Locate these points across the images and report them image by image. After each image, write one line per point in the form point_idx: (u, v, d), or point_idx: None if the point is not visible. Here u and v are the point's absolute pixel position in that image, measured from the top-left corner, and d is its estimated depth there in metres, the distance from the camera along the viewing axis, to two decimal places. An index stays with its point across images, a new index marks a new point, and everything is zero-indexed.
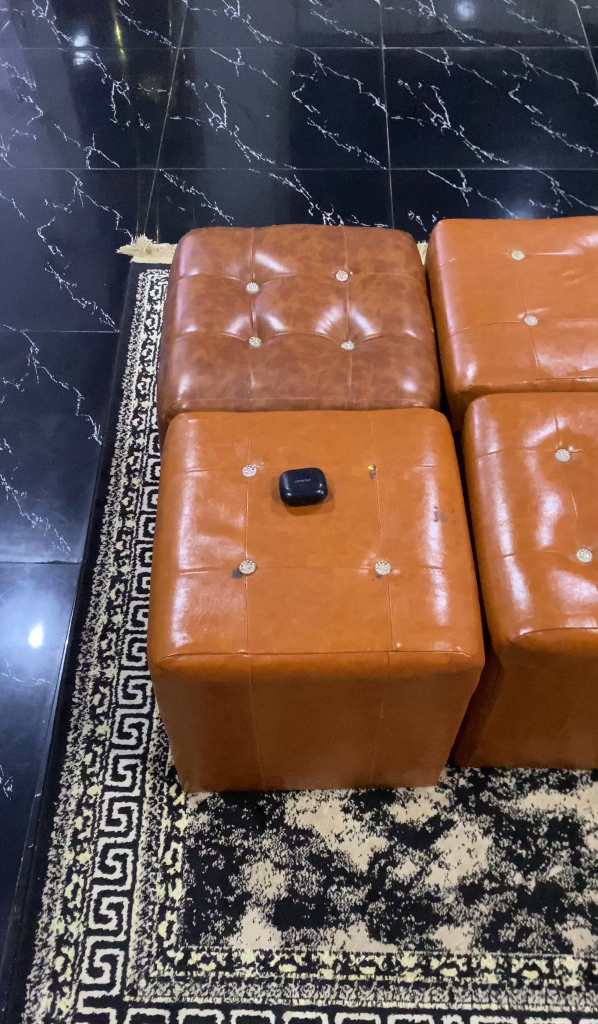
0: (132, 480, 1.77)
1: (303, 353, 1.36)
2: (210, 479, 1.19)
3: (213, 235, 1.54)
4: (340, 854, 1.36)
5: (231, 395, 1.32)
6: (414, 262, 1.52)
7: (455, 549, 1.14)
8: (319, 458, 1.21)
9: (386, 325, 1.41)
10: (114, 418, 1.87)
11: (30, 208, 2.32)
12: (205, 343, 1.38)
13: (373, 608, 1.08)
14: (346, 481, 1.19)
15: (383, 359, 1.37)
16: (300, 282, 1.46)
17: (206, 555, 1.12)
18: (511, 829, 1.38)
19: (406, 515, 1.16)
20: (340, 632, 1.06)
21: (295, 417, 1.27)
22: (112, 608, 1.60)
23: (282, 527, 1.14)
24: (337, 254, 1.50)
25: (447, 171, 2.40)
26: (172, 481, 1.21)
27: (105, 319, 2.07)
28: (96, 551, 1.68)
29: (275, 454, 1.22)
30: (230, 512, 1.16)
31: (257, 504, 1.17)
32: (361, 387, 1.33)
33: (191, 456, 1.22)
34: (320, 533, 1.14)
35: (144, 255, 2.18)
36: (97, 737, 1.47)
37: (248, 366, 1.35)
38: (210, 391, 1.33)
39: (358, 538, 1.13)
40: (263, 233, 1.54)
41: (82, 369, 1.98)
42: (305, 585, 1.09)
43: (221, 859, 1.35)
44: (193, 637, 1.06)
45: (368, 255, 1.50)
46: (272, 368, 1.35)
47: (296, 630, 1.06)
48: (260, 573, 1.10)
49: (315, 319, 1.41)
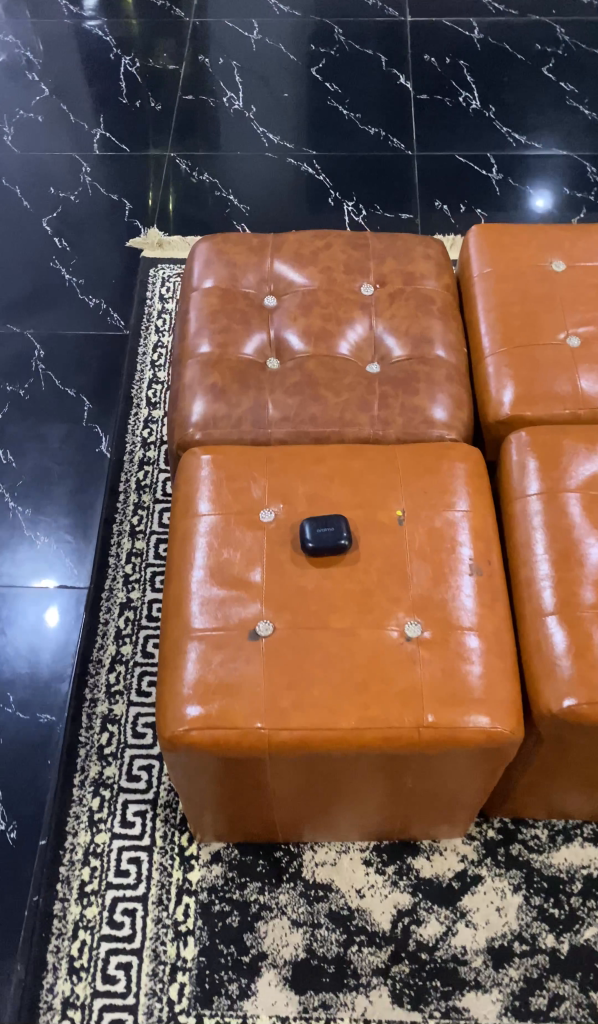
0: (142, 497, 1.68)
1: (325, 377, 1.26)
2: (225, 525, 1.10)
3: (228, 241, 1.42)
4: (361, 912, 1.28)
5: (248, 426, 1.22)
6: (445, 271, 1.40)
7: (492, 604, 1.04)
8: (343, 501, 1.11)
9: (415, 345, 1.30)
10: (123, 428, 1.77)
11: (36, 196, 2.20)
12: (220, 366, 1.27)
13: (402, 677, 0.98)
14: (373, 526, 1.09)
15: (412, 383, 1.25)
16: (322, 297, 1.35)
17: (220, 614, 1.03)
18: (543, 886, 1.30)
19: (438, 567, 1.06)
20: (366, 706, 0.96)
21: (317, 453, 1.17)
22: (121, 638, 1.52)
23: (304, 582, 1.05)
24: (363, 265, 1.38)
25: (477, 155, 2.26)
26: (183, 525, 1.11)
27: (114, 319, 1.96)
28: (105, 574, 1.59)
29: (295, 496, 1.12)
30: (247, 564, 1.07)
31: (275, 554, 1.07)
32: (388, 416, 1.22)
33: (205, 496, 1.13)
34: (345, 589, 1.04)
35: (155, 248, 2.06)
36: (105, 780, 1.39)
37: (265, 392, 1.25)
38: (225, 421, 1.22)
39: (386, 593, 1.04)
40: (283, 240, 1.42)
41: (91, 374, 1.87)
42: (327, 651, 1.00)
43: (235, 915, 1.28)
44: (206, 709, 0.97)
45: (396, 264, 1.38)
46: (292, 394, 1.24)
47: (317, 702, 0.96)
48: (279, 635, 1.01)
49: (338, 339, 1.30)
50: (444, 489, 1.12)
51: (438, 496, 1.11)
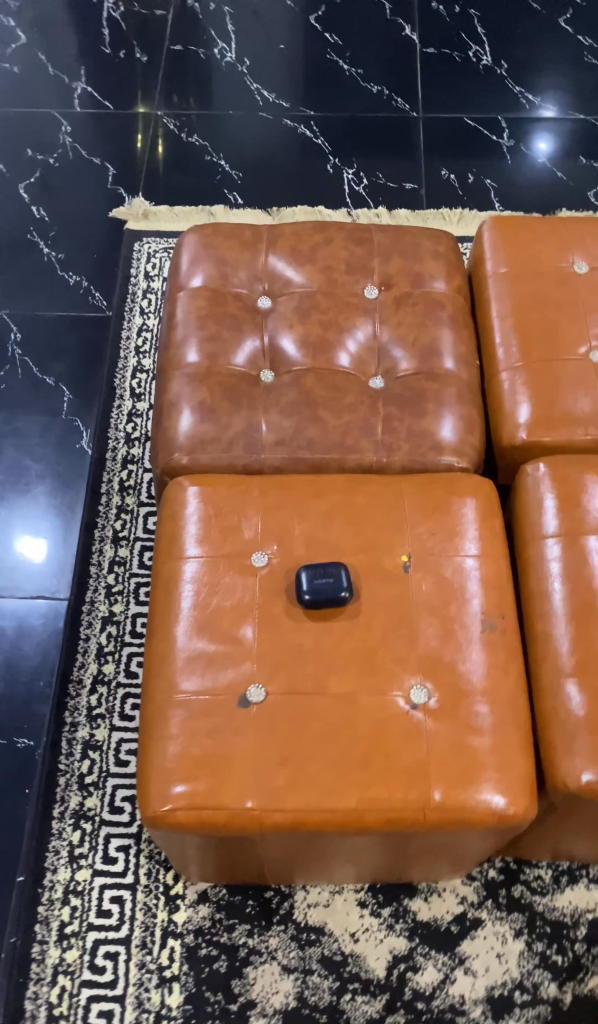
0: (126, 500, 1.57)
1: (324, 395, 1.15)
2: (213, 571, 1.00)
3: (218, 232, 1.29)
4: (355, 957, 1.23)
5: (239, 450, 1.11)
6: (456, 270, 1.28)
7: (505, 666, 0.95)
8: (343, 543, 1.01)
9: (423, 358, 1.18)
10: (105, 422, 1.66)
11: (11, 159, 2.04)
12: (209, 380, 1.16)
13: (406, 753, 0.90)
14: (376, 574, 0.99)
15: (419, 403, 1.15)
16: (322, 300, 1.23)
17: (208, 676, 0.94)
18: (546, 932, 1.24)
19: (446, 622, 0.96)
20: (366, 786, 0.88)
21: (315, 485, 1.07)
22: (103, 656, 1.43)
23: (300, 639, 0.96)
24: (366, 264, 1.26)
25: (486, 118, 2.11)
26: (168, 569, 1.02)
27: (96, 299, 1.83)
28: (85, 586, 1.50)
29: (290, 537, 1.02)
30: (237, 617, 0.97)
31: (268, 606, 0.98)
32: (393, 441, 1.12)
33: (193, 535, 1.03)
34: (345, 648, 0.95)
35: (140, 219, 1.92)
36: (86, 812, 1.32)
37: (258, 411, 1.14)
38: (214, 444, 1.12)
39: (389, 652, 0.95)
40: (279, 233, 1.29)
41: (70, 361, 1.75)
42: (325, 721, 0.91)
43: (223, 960, 1.22)
44: (192, 787, 0.89)
45: (402, 263, 1.26)
46: (288, 414, 1.13)
47: (313, 781, 0.88)
48: (272, 702, 0.92)
49: (338, 351, 1.19)
50: (454, 531, 1.03)
51: (447, 540, 1.02)
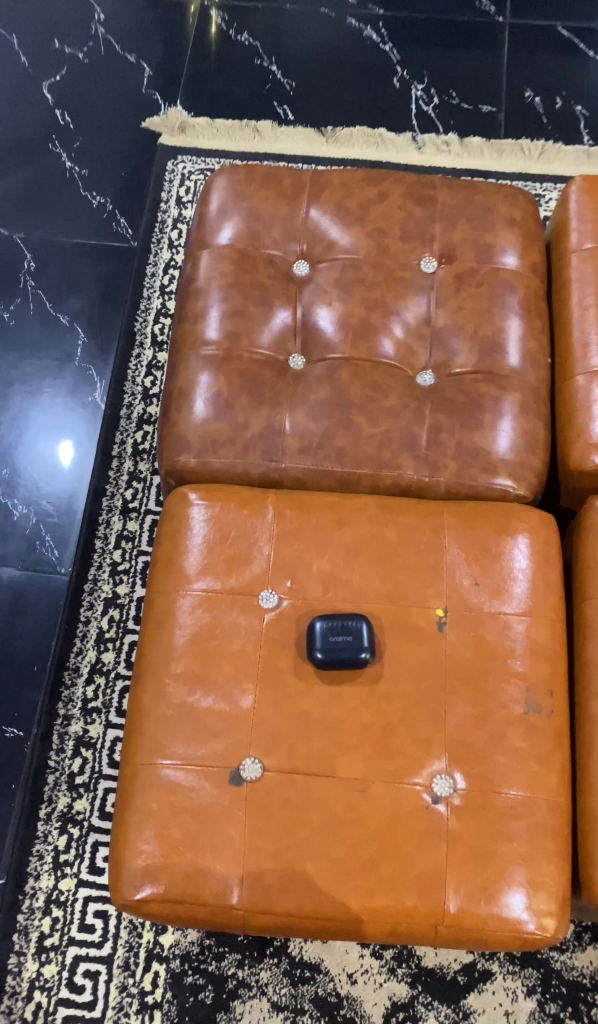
0: (139, 465, 1.42)
1: (361, 392, 0.97)
2: (213, 611, 0.86)
3: (253, 175, 1.09)
4: (350, 1000, 1.13)
5: (256, 456, 0.95)
6: (533, 241, 1.07)
7: (547, 757, 0.81)
8: (367, 588, 0.86)
9: (484, 354, 0.99)
10: (121, 373, 1.49)
11: (36, 52, 1.81)
12: (227, 365, 0.98)
13: (421, 857, 0.77)
14: (403, 630, 0.84)
15: (474, 410, 0.96)
16: (368, 271, 1.03)
17: (196, 741, 0.81)
18: (561, 993, 1.13)
19: (482, 699, 0.82)
20: (371, 893, 0.76)
21: (340, 510, 0.91)
22: (102, 644, 1.31)
23: (307, 705, 0.82)
24: (425, 229, 1.05)
25: (583, 29, 1.81)
26: (162, 603, 0.88)
27: (121, 226, 1.63)
28: (89, 563, 1.36)
29: (306, 574, 0.87)
30: (236, 671, 0.83)
31: (273, 660, 0.83)
32: (438, 457, 0.95)
33: (194, 564, 0.88)
34: (359, 720, 0.81)
35: (175, 133, 1.69)
36: (74, 816, 1.22)
37: (282, 408, 0.96)
38: (227, 447, 0.95)
39: (410, 731, 0.81)
40: (324, 182, 1.09)
41: (88, 298, 1.57)
42: (329, 810, 0.78)
43: (209, 991, 1.14)
44: (168, 880, 0.77)
45: (467, 231, 1.05)
46: (316, 415, 0.96)
47: (310, 882, 0.76)
48: (269, 781, 0.79)
49: (383, 336, 1.00)
50: (501, 584, 0.87)
51: (492, 595, 0.86)
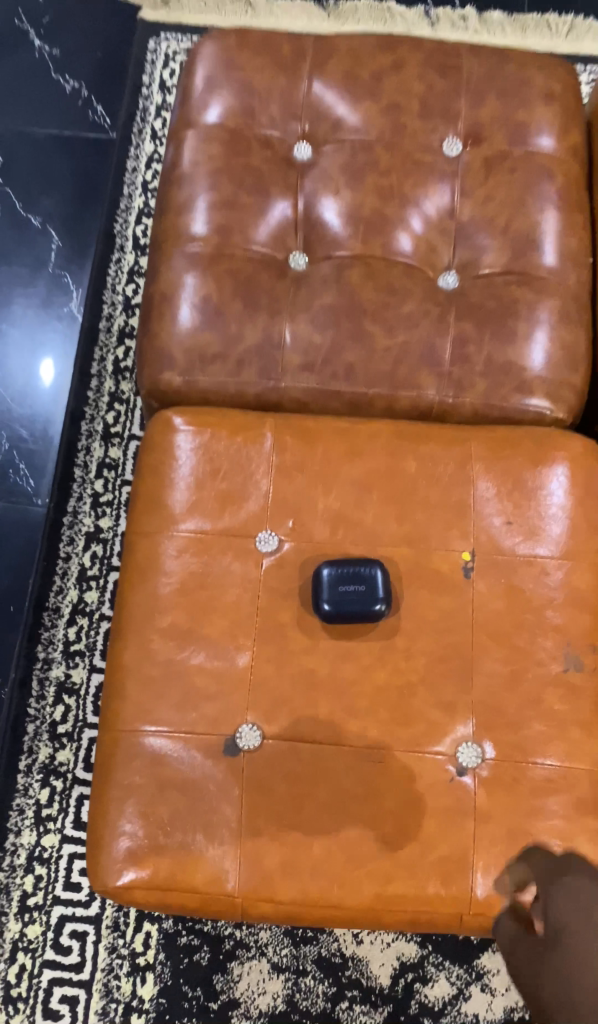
0: (121, 385, 1.28)
1: (374, 299, 0.83)
2: (204, 558, 0.74)
3: (246, 38, 0.92)
4: (356, 961, 1.03)
5: (251, 373, 0.82)
6: (573, 120, 0.91)
7: (589, 722, 0.70)
8: (382, 528, 0.75)
9: (516, 254, 0.85)
10: (100, 281, 1.35)
11: None
12: (217, 266, 0.84)
13: (445, 838, 0.67)
14: (424, 578, 0.73)
15: (505, 320, 0.83)
16: (382, 156, 0.88)
17: (185, 705, 0.70)
18: None
19: (514, 656, 0.71)
20: (387, 878, 0.66)
21: (350, 437, 0.78)
22: (84, 583, 1.19)
23: (313, 663, 0.71)
24: (448, 105, 0.90)
25: None
26: (144, 546, 0.76)
27: (97, 115, 1.46)
28: (68, 494, 1.24)
29: (311, 514, 0.75)
30: (231, 626, 0.72)
31: (274, 613, 0.72)
32: (464, 374, 0.82)
33: (181, 501, 0.76)
34: (373, 682, 0.70)
35: (157, 4, 1.49)
36: (57, 769, 1.11)
37: (281, 316, 0.83)
38: (218, 363, 0.82)
39: (433, 694, 0.70)
40: (331, 47, 0.92)
41: (62, 198, 1.41)
42: (339, 785, 0.68)
43: (205, 952, 1.03)
44: (154, 865, 0.67)
45: (498, 107, 0.90)
46: (322, 325, 0.82)
47: (317, 865, 0.66)
48: (270, 751, 0.68)
49: (399, 234, 0.86)
50: (536, 524, 0.75)
51: (526, 537, 0.75)
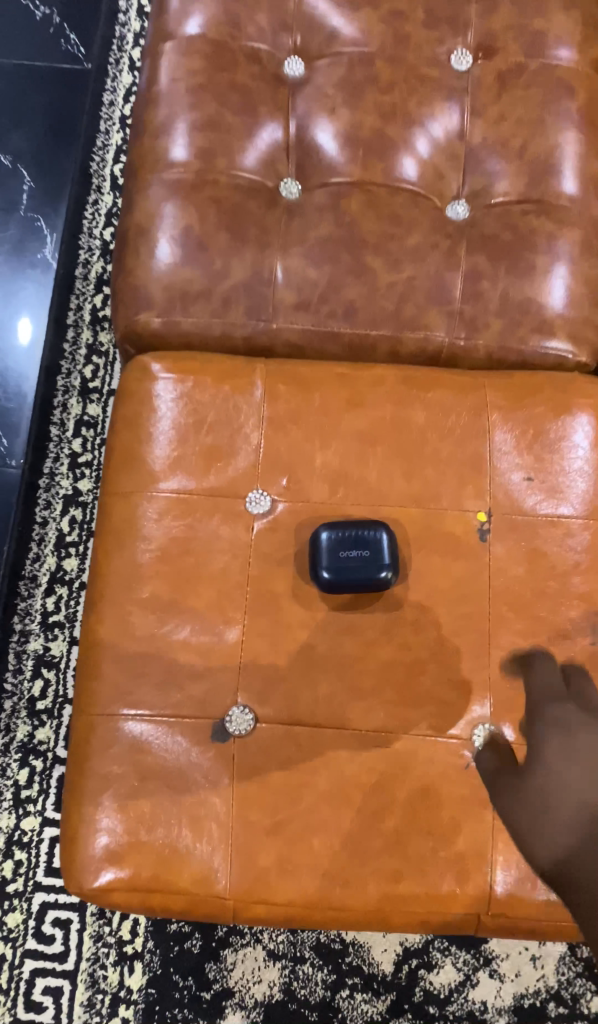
0: (100, 336, 1.19)
1: (375, 230, 0.74)
2: (188, 521, 0.66)
3: None
4: (357, 947, 0.94)
5: (238, 314, 0.73)
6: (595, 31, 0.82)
7: None
8: (388, 486, 0.67)
9: (533, 180, 0.76)
10: (75, 225, 1.25)
11: None
12: (199, 193, 0.75)
13: (461, 832, 0.60)
14: (434, 540, 0.66)
15: (522, 252, 0.74)
16: (383, 69, 0.78)
17: (168, 687, 0.62)
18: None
19: (536, 627, 0.64)
20: (396, 879, 0.59)
21: (350, 385, 0.70)
22: (63, 549, 1.09)
23: (312, 637, 0.63)
24: (456, 15, 0.81)
25: None
26: (120, 508, 0.67)
27: (71, 44, 1.34)
28: (43, 455, 1.14)
29: (307, 470, 0.67)
30: (219, 597, 0.64)
31: (267, 581, 0.65)
32: (476, 314, 0.73)
33: (162, 456, 0.68)
34: (379, 657, 0.63)
35: None
36: (36, 748, 1.01)
37: (272, 250, 0.74)
38: (201, 302, 0.73)
39: (445, 671, 0.63)
40: None
41: (34, 133, 1.29)
42: (342, 774, 0.60)
43: (196, 939, 0.94)
44: (136, 866, 0.59)
45: (513, 15, 0.80)
46: (317, 259, 0.73)
47: (318, 865, 0.59)
48: (264, 736, 0.61)
49: (403, 158, 0.77)
50: (559, 481, 0.68)
51: (548, 496, 0.67)
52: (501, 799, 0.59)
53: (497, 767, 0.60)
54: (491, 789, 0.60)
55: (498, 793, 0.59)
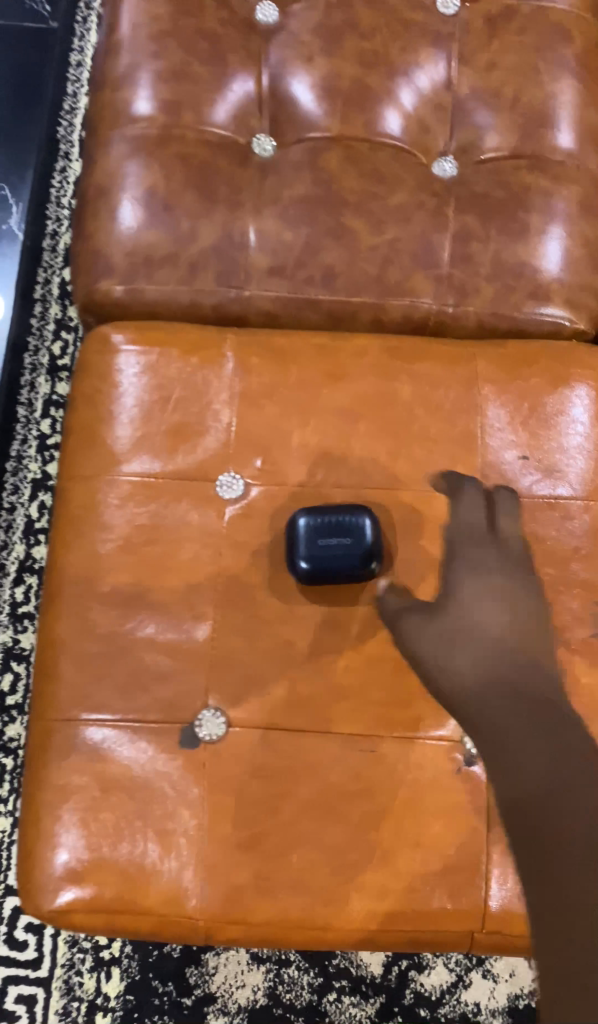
0: (69, 312, 1.11)
1: (356, 188, 0.68)
2: (153, 506, 0.61)
3: None
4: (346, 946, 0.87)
5: (208, 280, 0.67)
6: None
7: None
8: (371, 466, 0.62)
9: (527, 133, 0.71)
10: (42, 194, 1.17)
11: None
12: (164, 148, 0.68)
13: (453, 841, 0.55)
14: (422, 525, 0.60)
15: (514, 212, 0.68)
16: (364, 12, 0.72)
17: (132, 689, 0.57)
18: None
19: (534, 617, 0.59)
20: (383, 893, 0.54)
21: (330, 357, 0.65)
22: (32, 538, 1.01)
23: (290, 632, 0.58)
24: None
25: None
26: (79, 492, 0.62)
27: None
28: (9, 437, 1.05)
29: (283, 450, 0.62)
30: (187, 590, 0.59)
31: (241, 571, 0.59)
32: (467, 278, 0.68)
33: (126, 435, 0.62)
34: (362, 653, 0.58)
35: None
36: (7, 745, 0.93)
37: (244, 210, 0.68)
38: (167, 267, 0.67)
39: None
40: None
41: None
42: (324, 782, 0.55)
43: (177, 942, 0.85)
44: (99, 883, 0.54)
45: None
46: (294, 220, 0.67)
47: (298, 881, 0.54)
48: (237, 742, 0.56)
49: (385, 110, 0.71)
50: (556, 460, 0.62)
51: (545, 476, 0.62)
52: (405, 631, 0.58)
53: (404, 602, 0.59)
54: (394, 622, 0.58)
55: (402, 624, 0.58)
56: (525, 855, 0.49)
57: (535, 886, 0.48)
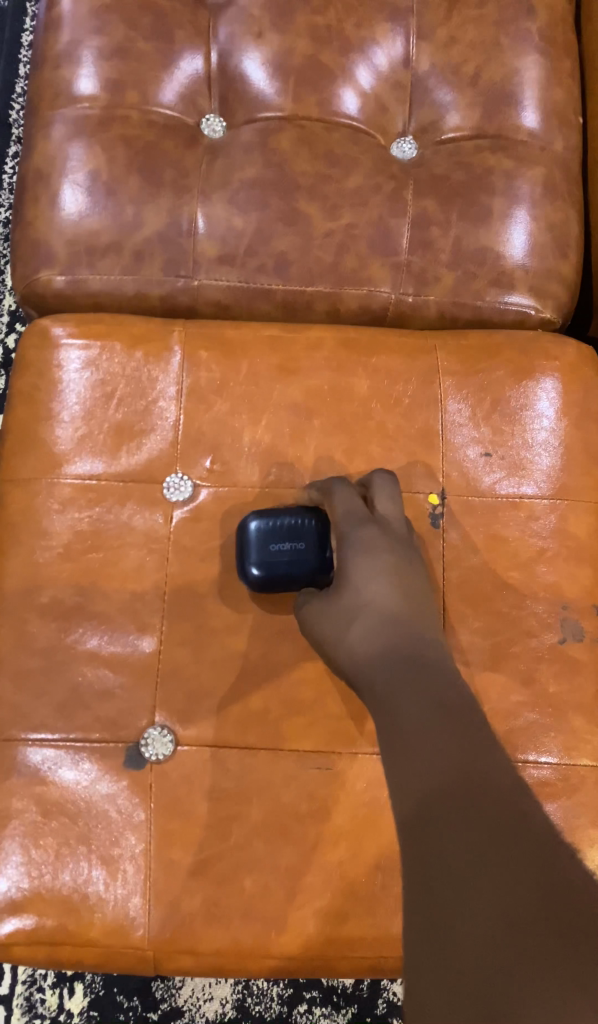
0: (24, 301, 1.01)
1: (310, 171, 0.65)
2: (97, 508, 0.57)
3: None
4: None
5: (155, 269, 0.64)
6: None
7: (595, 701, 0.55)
8: (327, 465, 0.58)
9: (489, 112, 0.68)
10: None
11: None
12: (107, 129, 0.64)
13: None
14: None
15: (476, 195, 0.65)
16: None
17: (75, 706, 0.53)
18: None
19: (499, 621, 0.56)
20: (341, 918, 0.51)
21: (284, 349, 0.61)
22: None
23: (241, 642, 0.55)
24: None
25: None
26: (19, 493, 0.58)
27: None
28: None
29: (234, 448, 0.58)
30: (133, 598, 0.56)
31: (190, 579, 0.56)
32: (426, 266, 0.65)
33: (68, 432, 0.58)
34: (318, 664, 0.55)
35: None
36: None
37: (192, 194, 0.64)
38: (111, 255, 0.63)
39: None
40: None
41: None
42: (278, 801, 0.52)
43: None
44: (44, 912, 0.50)
45: None
46: (244, 203, 0.64)
47: (252, 908, 0.51)
48: (186, 762, 0.53)
49: (341, 90, 0.68)
50: (522, 457, 0.59)
51: (510, 473, 0.59)
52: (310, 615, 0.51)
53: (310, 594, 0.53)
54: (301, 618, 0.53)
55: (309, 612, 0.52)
56: (415, 835, 0.37)
57: (417, 868, 0.36)
